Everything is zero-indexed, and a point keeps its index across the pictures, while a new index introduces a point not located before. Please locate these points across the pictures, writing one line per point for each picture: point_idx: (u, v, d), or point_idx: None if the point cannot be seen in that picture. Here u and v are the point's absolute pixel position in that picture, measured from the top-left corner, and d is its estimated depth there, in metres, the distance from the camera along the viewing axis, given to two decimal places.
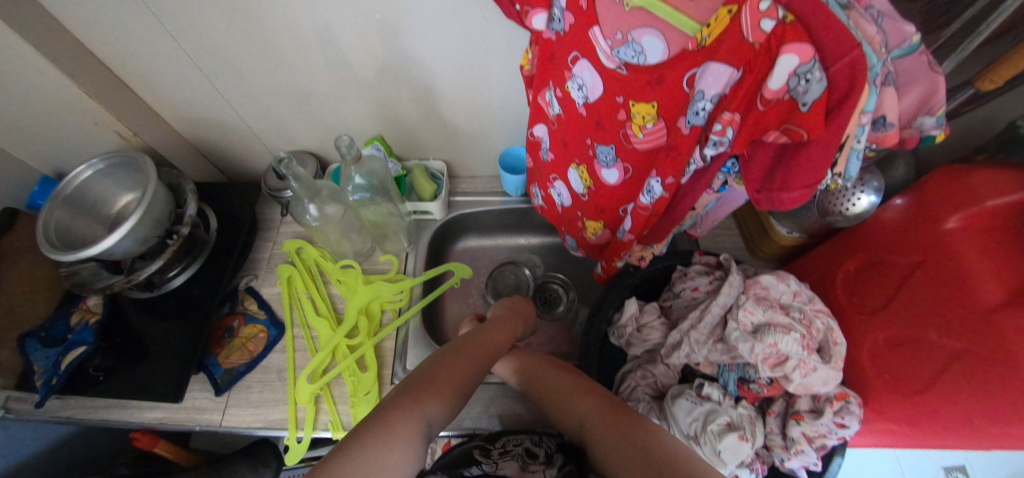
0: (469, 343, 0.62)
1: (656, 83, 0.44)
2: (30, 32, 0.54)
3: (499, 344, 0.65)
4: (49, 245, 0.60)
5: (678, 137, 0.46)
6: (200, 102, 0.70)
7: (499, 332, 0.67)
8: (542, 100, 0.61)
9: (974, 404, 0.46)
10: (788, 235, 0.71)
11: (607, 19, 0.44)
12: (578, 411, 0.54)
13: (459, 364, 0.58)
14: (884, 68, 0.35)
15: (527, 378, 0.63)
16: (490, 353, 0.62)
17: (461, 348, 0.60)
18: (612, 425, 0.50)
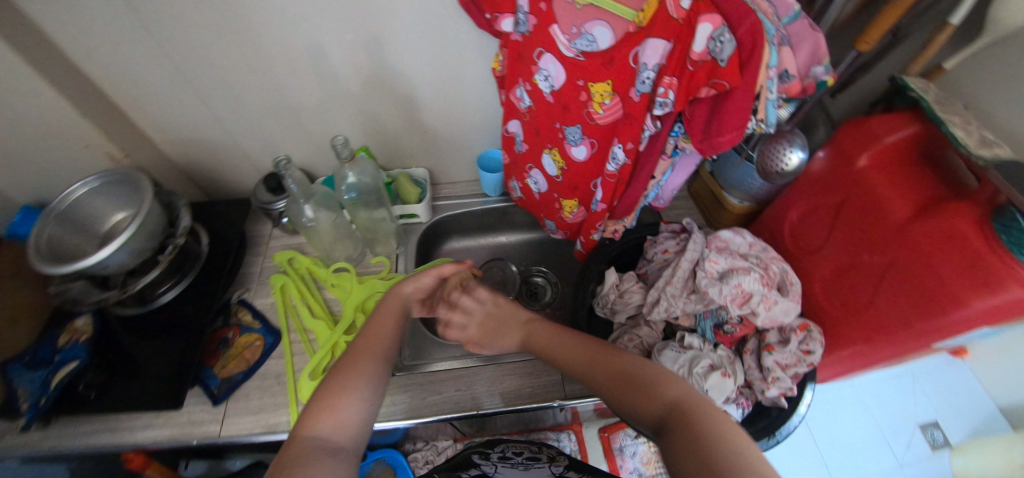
0: (364, 337, 0.55)
1: (609, 64, 0.53)
2: (34, 59, 0.57)
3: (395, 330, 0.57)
4: (39, 259, 0.61)
5: (631, 105, 0.54)
6: (192, 122, 0.74)
7: (395, 310, 0.60)
8: (514, 97, 0.67)
9: (903, 307, 0.55)
10: (740, 204, 0.81)
11: (564, 16, 0.53)
12: (622, 392, 0.49)
13: (354, 363, 0.51)
14: (778, 31, 0.44)
15: (557, 347, 0.58)
16: (389, 336, 0.56)
17: (356, 349, 0.53)
18: (666, 412, 0.44)
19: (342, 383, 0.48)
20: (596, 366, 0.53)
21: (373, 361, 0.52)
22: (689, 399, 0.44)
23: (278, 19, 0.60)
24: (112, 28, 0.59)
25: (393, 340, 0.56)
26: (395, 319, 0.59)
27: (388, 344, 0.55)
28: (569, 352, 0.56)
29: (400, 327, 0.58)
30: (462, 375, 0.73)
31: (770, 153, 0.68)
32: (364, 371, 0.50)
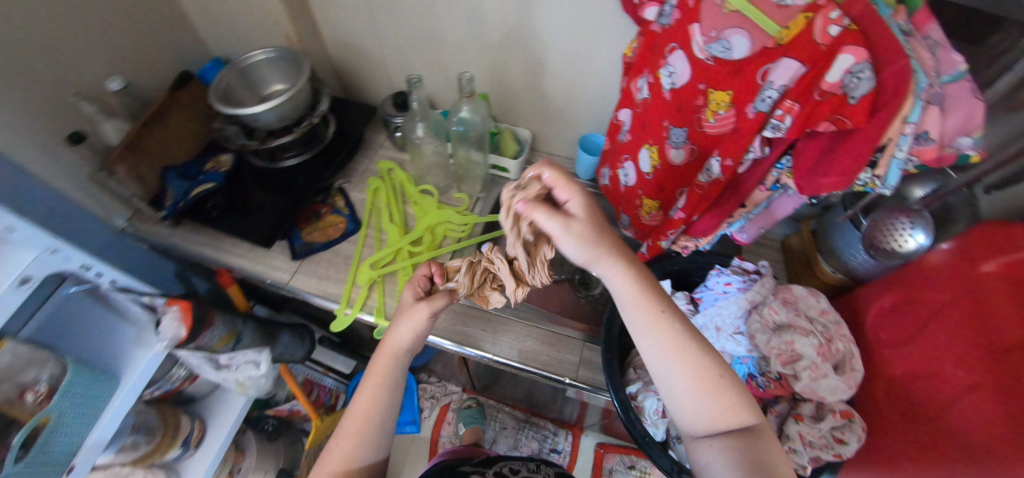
0: (359, 408, 0.54)
1: (736, 74, 0.53)
2: None
3: (386, 402, 0.55)
4: (216, 99, 0.77)
5: (744, 121, 0.53)
6: (355, 28, 0.87)
7: (387, 371, 0.56)
8: (634, 86, 0.68)
9: (969, 437, 0.47)
10: (833, 274, 0.73)
11: (708, 17, 0.53)
12: (702, 391, 0.47)
13: (352, 450, 0.52)
14: (931, 87, 0.42)
15: (660, 302, 0.49)
16: (380, 407, 0.55)
17: (349, 425, 0.54)
18: (739, 427, 0.46)
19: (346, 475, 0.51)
20: (696, 351, 0.47)
21: (371, 445, 0.53)
22: (760, 422, 0.47)
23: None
24: None
25: (387, 412, 0.55)
26: (382, 382, 0.55)
27: (385, 415, 0.55)
28: (668, 318, 0.48)
29: (394, 390, 0.56)
30: (490, 320, 0.78)
31: (886, 229, 0.62)
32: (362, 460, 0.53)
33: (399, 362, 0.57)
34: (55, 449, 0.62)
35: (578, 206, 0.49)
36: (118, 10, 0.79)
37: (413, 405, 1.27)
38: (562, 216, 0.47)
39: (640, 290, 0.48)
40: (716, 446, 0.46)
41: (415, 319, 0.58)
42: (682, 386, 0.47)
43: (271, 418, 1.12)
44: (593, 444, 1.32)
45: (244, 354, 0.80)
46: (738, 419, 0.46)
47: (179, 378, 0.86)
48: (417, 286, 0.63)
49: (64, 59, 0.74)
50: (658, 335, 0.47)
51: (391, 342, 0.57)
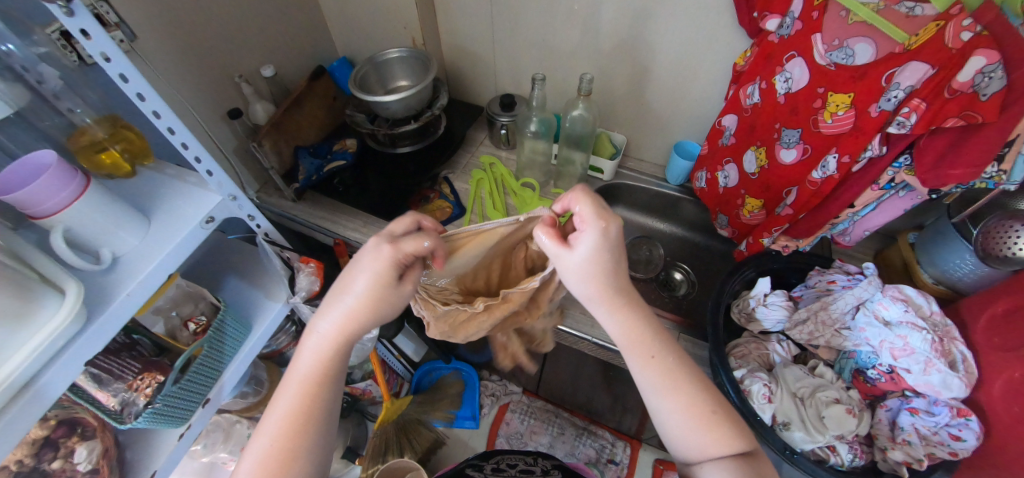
0: (276, 414, 0.45)
1: (858, 78, 0.58)
2: None
3: (317, 411, 0.46)
4: (353, 85, 0.88)
5: (866, 120, 0.57)
6: (475, 36, 0.99)
7: (323, 364, 0.47)
8: (743, 93, 0.75)
9: None
10: (932, 284, 0.73)
11: (831, 27, 0.60)
12: (690, 419, 0.45)
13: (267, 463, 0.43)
14: None
15: (654, 345, 0.47)
16: (309, 417, 0.46)
17: (270, 430, 0.45)
18: (733, 452, 0.43)
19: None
20: (678, 380, 0.46)
21: (287, 461, 0.44)
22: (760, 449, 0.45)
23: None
24: None
25: (314, 422, 0.46)
26: (310, 387, 0.47)
27: (318, 422, 0.46)
28: (661, 358, 0.46)
29: (324, 396, 0.47)
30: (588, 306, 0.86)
31: (999, 233, 0.61)
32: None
33: (343, 354, 0.49)
34: (199, 381, 0.68)
35: (589, 241, 0.45)
36: (285, 11, 0.95)
37: (473, 401, 1.42)
38: (564, 246, 0.46)
39: (632, 334, 0.47)
40: (706, 468, 0.43)
41: (386, 304, 0.49)
42: (675, 420, 0.45)
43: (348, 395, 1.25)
44: (653, 459, 1.32)
45: None
46: (734, 444, 0.44)
47: (284, 340, 0.92)
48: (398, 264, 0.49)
49: (241, 46, 0.88)
50: (647, 375, 0.46)
51: (329, 328, 0.48)
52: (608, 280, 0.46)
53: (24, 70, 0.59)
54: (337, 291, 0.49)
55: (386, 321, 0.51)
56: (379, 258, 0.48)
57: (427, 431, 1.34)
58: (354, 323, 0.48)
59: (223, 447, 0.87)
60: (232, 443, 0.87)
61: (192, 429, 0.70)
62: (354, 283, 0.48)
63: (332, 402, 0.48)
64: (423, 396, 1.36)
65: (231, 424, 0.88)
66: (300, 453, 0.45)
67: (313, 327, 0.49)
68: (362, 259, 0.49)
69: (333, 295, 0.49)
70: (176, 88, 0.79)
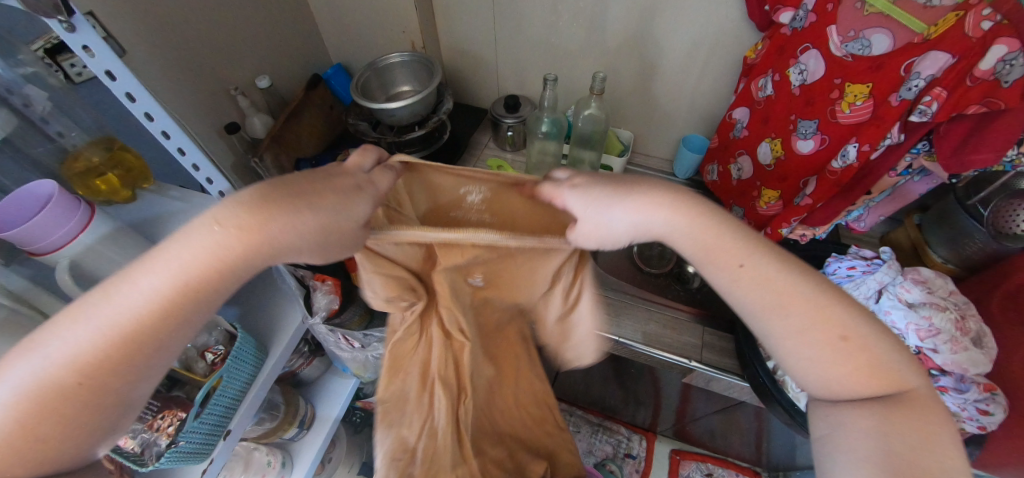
0: (133, 302, 0.35)
1: (875, 68, 0.59)
2: None
3: (184, 308, 0.36)
4: (357, 93, 0.86)
5: (886, 109, 0.59)
6: (477, 38, 0.99)
7: (215, 260, 0.35)
8: (754, 86, 0.78)
9: None
10: (942, 264, 0.75)
11: (846, 18, 0.61)
12: (818, 346, 0.40)
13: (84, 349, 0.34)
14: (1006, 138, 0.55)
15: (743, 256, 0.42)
16: (174, 317, 0.36)
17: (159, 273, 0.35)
18: (873, 392, 0.39)
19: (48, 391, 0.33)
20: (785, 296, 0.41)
21: (127, 365, 0.35)
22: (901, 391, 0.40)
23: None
24: None
25: (175, 318, 0.36)
26: (185, 281, 0.35)
27: (190, 315, 0.36)
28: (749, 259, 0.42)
29: (213, 295, 0.36)
30: (609, 303, 0.82)
31: (1009, 209, 0.65)
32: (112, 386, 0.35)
33: (257, 260, 0.36)
34: (221, 412, 0.64)
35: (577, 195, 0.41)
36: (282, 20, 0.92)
37: None
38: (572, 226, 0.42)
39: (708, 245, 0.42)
40: (834, 415, 0.41)
41: (337, 229, 0.37)
42: (803, 350, 0.41)
43: (360, 410, 1.25)
44: (669, 450, 1.36)
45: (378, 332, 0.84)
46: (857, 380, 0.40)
47: (298, 361, 0.91)
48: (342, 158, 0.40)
49: (242, 56, 0.86)
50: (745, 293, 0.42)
51: (244, 223, 0.34)
52: (705, 213, 0.42)
53: (9, 93, 0.53)
54: (284, 181, 0.36)
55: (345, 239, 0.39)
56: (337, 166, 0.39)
57: None
58: (280, 235, 0.35)
59: (245, 475, 0.85)
60: (252, 471, 0.84)
61: (215, 462, 0.66)
62: (288, 184, 0.36)
63: (223, 295, 0.37)
64: None
65: (249, 452, 0.87)
66: (146, 359, 0.36)
67: (222, 210, 0.35)
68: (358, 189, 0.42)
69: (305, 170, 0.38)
70: (173, 104, 0.74)
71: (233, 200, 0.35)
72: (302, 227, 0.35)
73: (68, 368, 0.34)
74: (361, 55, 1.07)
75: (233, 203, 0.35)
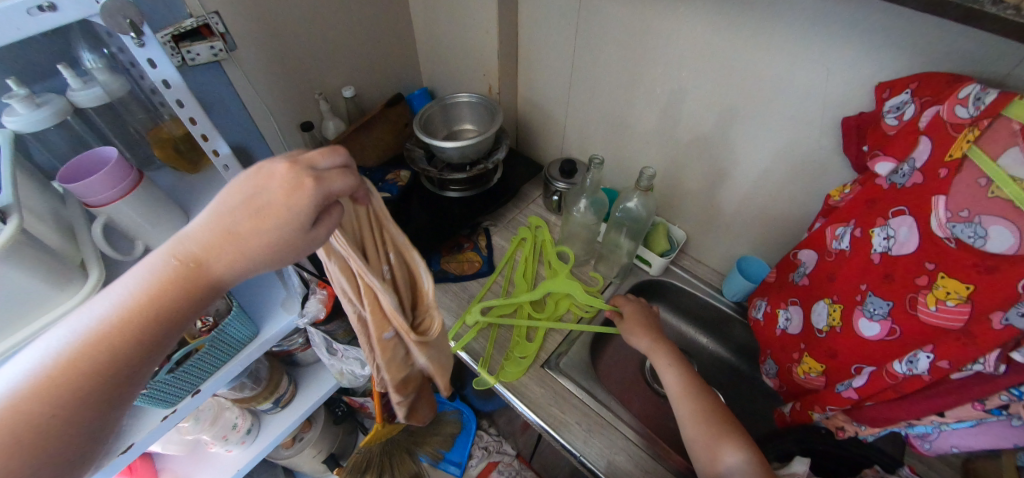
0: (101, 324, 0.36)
1: (985, 270, 0.46)
2: (505, 22, 0.89)
3: (146, 335, 0.37)
4: (418, 123, 0.90)
5: (983, 329, 0.45)
6: (551, 99, 1.01)
7: (194, 279, 0.38)
8: (830, 232, 0.65)
9: None
10: None
11: (960, 194, 0.48)
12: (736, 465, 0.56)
13: (51, 385, 0.34)
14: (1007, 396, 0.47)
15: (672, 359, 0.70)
16: (141, 346, 0.37)
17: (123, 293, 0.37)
18: None
19: (3, 441, 0.31)
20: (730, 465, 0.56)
21: (100, 397, 0.36)
22: None
23: (674, 54, 0.74)
24: (561, 23, 0.85)
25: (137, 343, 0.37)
26: (149, 306, 0.37)
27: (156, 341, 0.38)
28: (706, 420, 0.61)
29: (185, 317, 0.39)
30: (586, 414, 0.73)
31: None
32: (89, 420, 0.36)
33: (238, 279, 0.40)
34: (193, 373, 0.69)
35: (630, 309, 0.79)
36: (392, 47, 1.04)
37: (464, 448, 1.40)
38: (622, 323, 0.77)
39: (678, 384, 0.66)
40: None
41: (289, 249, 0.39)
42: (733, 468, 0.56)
43: (344, 405, 1.29)
44: None
45: (357, 352, 0.88)
46: None
47: (295, 344, 0.96)
48: (289, 182, 0.37)
49: (349, 72, 0.98)
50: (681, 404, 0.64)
51: (222, 247, 0.38)
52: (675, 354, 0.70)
53: (130, 65, 0.64)
54: (225, 204, 0.38)
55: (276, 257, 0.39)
56: (292, 193, 0.37)
57: (411, 462, 1.28)
58: (249, 258, 0.38)
59: (208, 430, 0.88)
60: (217, 429, 0.89)
61: (177, 413, 0.71)
62: (224, 212, 0.38)
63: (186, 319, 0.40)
64: (417, 426, 1.33)
65: (221, 409, 0.91)
66: (123, 384, 0.37)
67: (189, 243, 0.38)
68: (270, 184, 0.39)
69: (245, 198, 0.38)
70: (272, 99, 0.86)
71: (193, 234, 0.38)
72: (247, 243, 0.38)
73: (41, 398, 0.33)
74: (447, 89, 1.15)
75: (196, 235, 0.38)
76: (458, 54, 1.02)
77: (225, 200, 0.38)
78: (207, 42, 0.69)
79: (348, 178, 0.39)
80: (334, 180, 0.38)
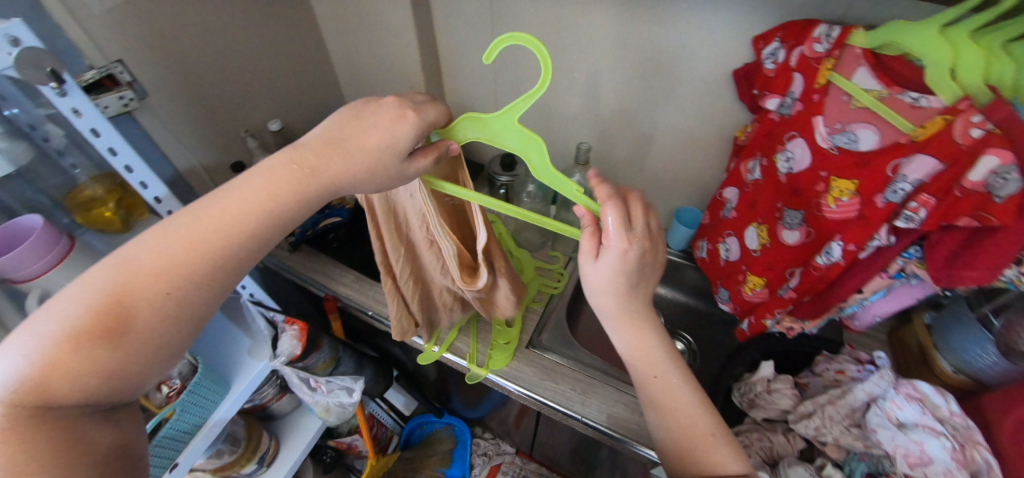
0: (205, 228, 0.38)
1: (862, 165, 0.56)
2: (424, 35, 0.92)
3: (222, 258, 0.39)
4: None
5: (871, 209, 0.55)
6: (479, 100, 1.05)
7: (288, 188, 0.41)
8: (744, 168, 0.77)
9: None
10: (953, 374, 0.67)
11: (833, 111, 0.59)
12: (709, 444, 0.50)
13: (133, 295, 0.35)
14: (904, 266, 0.58)
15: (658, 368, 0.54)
16: (211, 274, 0.39)
17: (226, 201, 0.39)
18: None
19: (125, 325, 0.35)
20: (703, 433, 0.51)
21: (173, 319, 0.37)
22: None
23: (587, 37, 0.81)
24: (477, 26, 0.90)
25: (203, 278, 0.38)
26: (236, 225, 0.39)
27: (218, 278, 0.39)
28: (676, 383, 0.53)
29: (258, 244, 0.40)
30: (578, 379, 0.77)
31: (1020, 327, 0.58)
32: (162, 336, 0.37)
33: (316, 201, 0.42)
34: (170, 446, 0.64)
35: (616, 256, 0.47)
36: (309, 76, 1.02)
37: (464, 461, 1.35)
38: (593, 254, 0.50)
39: (640, 357, 0.54)
40: None
41: (382, 168, 0.43)
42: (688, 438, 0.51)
43: (331, 451, 1.23)
44: None
45: (341, 380, 0.85)
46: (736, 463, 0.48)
47: (268, 396, 0.91)
48: (393, 111, 0.44)
49: (271, 106, 0.95)
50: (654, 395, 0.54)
51: (314, 162, 0.41)
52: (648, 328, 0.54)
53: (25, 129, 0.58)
54: (337, 130, 0.43)
55: (376, 185, 0.44)
56: (399, 120, 0.44)
57: None
58: (342, 172, 0.42)
59: None
60: None
61: None
62: (335, 128, 0.43)
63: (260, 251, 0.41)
64: (412, 452, 1.34)
65: None
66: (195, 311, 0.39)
67: (301, 154, 0.41)
68: (378, 114, 0.44)
69: (351, 119, 0.44)
70: (194, 145, 0.81)
71: (307, 147, 0.42)
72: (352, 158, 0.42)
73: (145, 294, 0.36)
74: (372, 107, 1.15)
75: (311, 146, 0.42)
76: (379, 72, 1.03)
77: (333, 123, 0.43)
78: (113, 93, 0.63)
79: (443, 110, 0.47)
80: (431, 111, 0.46)
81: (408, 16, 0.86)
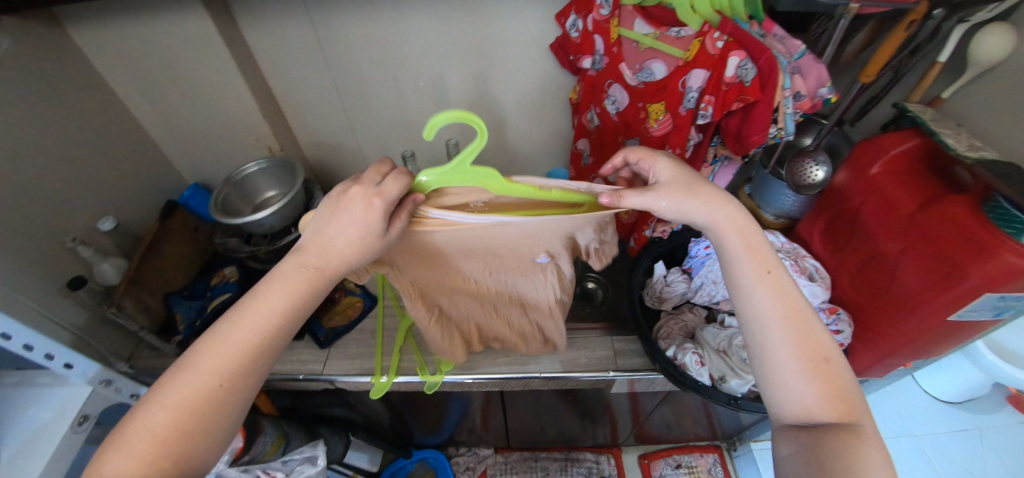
0: (239, 332, 0.38)
1: (661, 89, 0.72)
2: (255, 82, 0.88)
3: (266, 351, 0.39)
4: (216, 210, 0.83)
5: (680, 118, 0.71)
6: (333, 130, 1.04)
7: (302, 280, 0.41)
8: (586, 119, 0.91)
9: (913, 274, 0.62)
10: (775, 220, 0.91)
11: (630, 55, 0.74)
12: (807, 356, 0.44)
13: (186, 410, 0.35)
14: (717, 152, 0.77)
15: (766, 264, 0.48)
16: (247, 371, 0.38)
17: (256, 299, 0.40)
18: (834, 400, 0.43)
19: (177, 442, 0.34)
20: (805, 323, 0.46)
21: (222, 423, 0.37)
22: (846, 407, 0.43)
23: (421, 45, 0.87)
24: (308, 61, 0.89)
25: (253, 376, 0.38)
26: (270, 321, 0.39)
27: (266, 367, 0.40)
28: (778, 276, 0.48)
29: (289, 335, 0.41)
30: None
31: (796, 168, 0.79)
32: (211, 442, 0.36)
33: (326, 286, 0.43)
34: None
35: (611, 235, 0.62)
36: (127, 160, 0.89)
37: None
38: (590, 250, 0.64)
39: (751, 249, 0.48)
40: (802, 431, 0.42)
41: (368, 244, 0.42)
42: (789, 352, 0.45)
43: None
44: (637, 457, 1.38)
45: (299, 454, 0.79)
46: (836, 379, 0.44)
47: None
48: (360, 195, 0.42)
49: (92, 203, 0.81)
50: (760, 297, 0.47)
51: (315, 257, 0.42)
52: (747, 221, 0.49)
53: None
54: (324, 219, 0.42)
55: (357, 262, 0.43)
56: (368, 209, 0.41)
57: None
58: (340, 256, 0.42)
59: None
60: None
61: None
62: (324, 217, 0.43)
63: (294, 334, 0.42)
64: None
65: None
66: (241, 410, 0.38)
67: (304, 248, 0.42)
68: (348, 203, 0.42)
69: (334, 205, 0.42)
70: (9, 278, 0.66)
71: (308, 238, 0.42)
72: (342, 236, 0.41)
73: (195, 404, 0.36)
74: (216, 173, 1.04)
75: (309, 239, 0.42)
76: (214, 133, 0.95)
77: (320, 218, 0.42)
78: None
79: (404, 176, 0.43)
80: (393, 185, 0.42)
81: (233, 71, 0.82)
